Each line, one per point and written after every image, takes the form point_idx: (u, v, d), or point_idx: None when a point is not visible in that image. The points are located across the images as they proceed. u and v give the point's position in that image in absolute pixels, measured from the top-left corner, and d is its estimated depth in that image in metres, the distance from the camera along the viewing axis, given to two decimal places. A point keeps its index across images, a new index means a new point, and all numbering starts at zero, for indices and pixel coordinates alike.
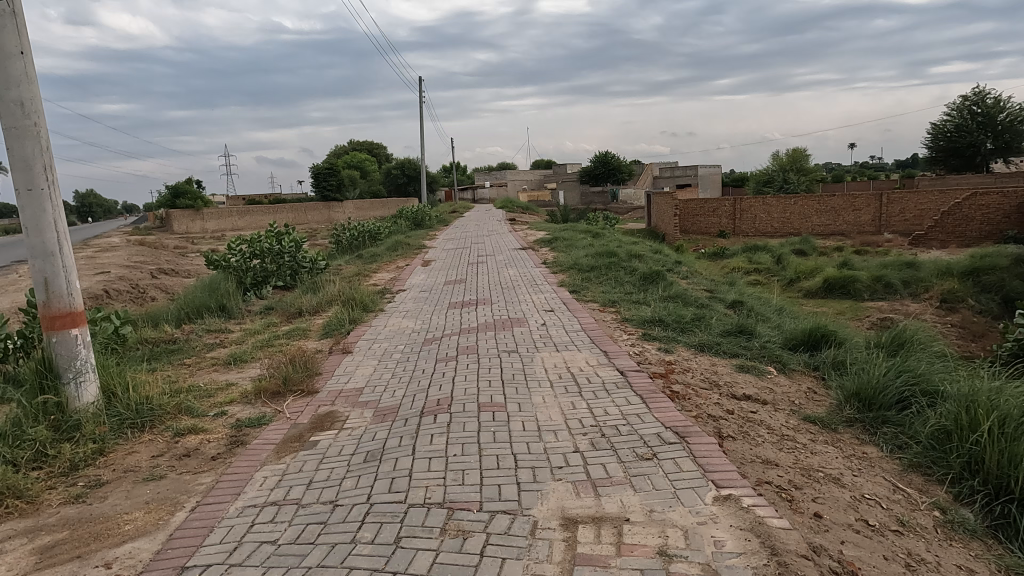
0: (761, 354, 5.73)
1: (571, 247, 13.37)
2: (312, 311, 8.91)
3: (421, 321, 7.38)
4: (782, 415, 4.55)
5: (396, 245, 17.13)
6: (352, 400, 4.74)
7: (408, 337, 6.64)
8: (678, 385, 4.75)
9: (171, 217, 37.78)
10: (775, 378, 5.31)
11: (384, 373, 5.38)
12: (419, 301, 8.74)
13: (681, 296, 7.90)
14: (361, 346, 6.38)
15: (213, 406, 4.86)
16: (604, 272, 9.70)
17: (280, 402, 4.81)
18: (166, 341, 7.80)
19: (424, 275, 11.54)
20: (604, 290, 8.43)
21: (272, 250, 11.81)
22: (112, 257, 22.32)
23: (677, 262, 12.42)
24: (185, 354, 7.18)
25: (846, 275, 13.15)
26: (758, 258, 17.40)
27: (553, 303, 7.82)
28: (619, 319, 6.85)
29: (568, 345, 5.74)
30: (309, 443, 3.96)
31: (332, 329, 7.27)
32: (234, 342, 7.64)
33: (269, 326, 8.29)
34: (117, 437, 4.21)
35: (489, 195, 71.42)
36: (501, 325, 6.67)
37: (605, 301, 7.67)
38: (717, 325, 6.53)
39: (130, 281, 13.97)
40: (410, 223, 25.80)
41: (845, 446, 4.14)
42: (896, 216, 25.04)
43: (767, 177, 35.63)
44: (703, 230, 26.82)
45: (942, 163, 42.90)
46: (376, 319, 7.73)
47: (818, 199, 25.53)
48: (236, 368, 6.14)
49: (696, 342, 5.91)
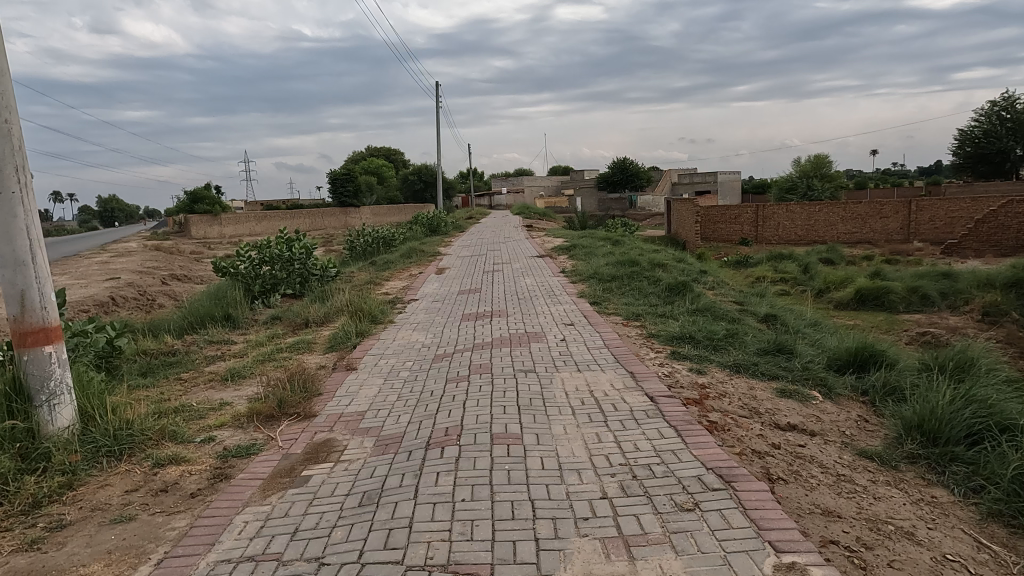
0: (804, 376, 5.19)
1: (590, 256, 12.87)
2: (320, 322, 8.51)
3: (433, 334, 6.93)
4: (834, 449, 4.03)
5: (410, 252, 16.79)
6: (353, 426, 4.29)
7: (417, 353, 6.18)
8: (715, 414, 4.24)
9: (189, 222, 37.88)
10: (821, 405, 4.78)
11: (389, 394, 4.91)
12: (431, 312, 8.32)
13: (711, 310, 7.37)
14: (366, 362, 5.95)
15: (201, 431, 4.42)
16: (626, 281, 9.22)
17: (273, 427, 4.36)
18: (166, 354, 7.43)
19: (438, 284, 11.16)
20: (627, 301, 7.95)
21: (281, 256, 11.47)
22: (125, 262, 22.26)
23: (702, 271, 11.90)
24: (183, 368, 6.79)
25: (880, 285, 12.54)
26: (784, 267, 16.77)
27: (574, 316, 7.33)
28: (645, 334, 6.35)
29: (590, 364, 5.25)
30: (299, 479, 3.51)
31: (337, 342, 6.84)
32: (236, 355, 7.24)
33: (274, 337, 7.89)
34: (91, 468, 3.78)
35: (506, 201, 71.14)
36: (517, 340, 6.19)
37: (629, 314, 7.18)
38: (753, 342, 6.00)
39: (139, 287, 13.75)
40: (426, 228, 25.50)
41: (911, 488, 3.60)
42: (925, 224, 24.28)
43: (789, 183, 34.89)
44: (724, 237, 26.22)
45: (970, 169, 41.94)
46: (385, 332, 7.29)
47: (844, 206, 24.86)
48: (234, 386, 5.72)
49: (731, 362, 5.39)
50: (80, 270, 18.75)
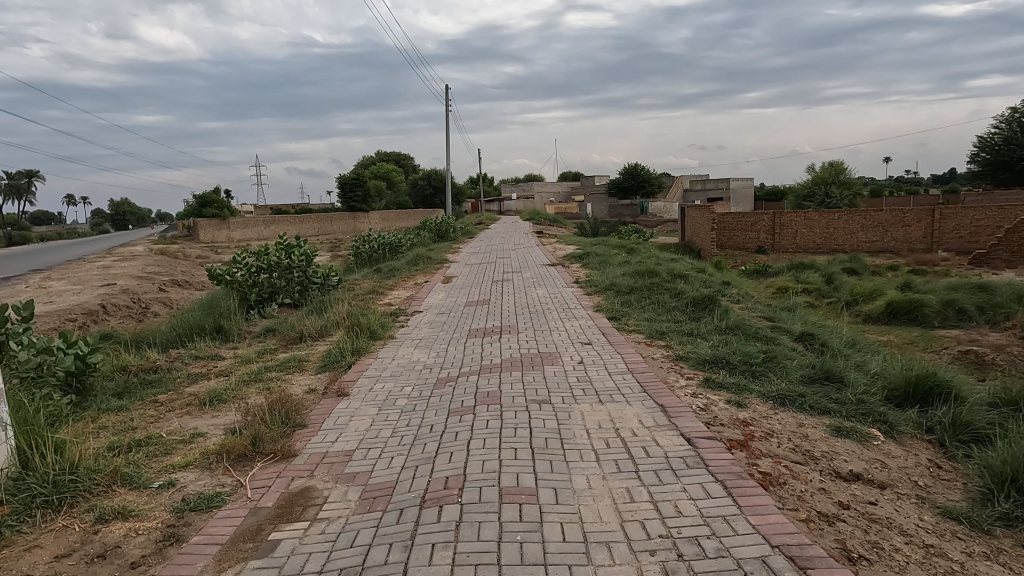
0: (860, 411, 4.50)
1: (604, 265, 12.21)
2: (316, 335, 7.89)
3: (437, 353, 6.29)
4: (910, 508, 3.36)
5: (417, 258, 16.19)
6: (338, 470, 3.64)
7: (418, 376, 5.54)
8: (766, 461, 3.58)
9: (197, 226, 37.35)
10: (884, 447, 4.11)
11: (382, 428, 4.28)
12: (436, 326, 7.69)
13: (743, 329, 6.67)
14: (360, 386, 5.31)
15: (161, 473, 3.78)
16: (646, 294, 8.57)
17: (245, 470, 3.72)
18: (146, 371, 6.83)
19: (444, 294, 10.54)
20: (648, 316, 7.30)
21: (280, 263, 10.86)
22: (127, 266, 21.85)
23: (724, 282, 11.21)
24: (162, 388, 6.18)
25: (913, 298, 11.80)
26: (806, 277, 16.05)
27: (592, 334, 6.66)
28: (672, 357, 5.68)
29: (613, 394, 4.59)
30: (265, 545, 2.88)
31: (331, 361, 6.20)
32: (221, 373, 6.62)
33: (264, 353, 7.27)
34: (20, 523, 3.15)
35: (516, 207, 70.57)
36: (529, 362, 5.54)
37: (652, 332, 6.52)
38: (796, 368, 5.32)
39: (133, 294, 13.20)
40: (434, 234, 24.92)
41: (1017, 563, 2.91)
42: (949, 233, 23.46)
43: (806, 191, 34.11)
44: (740, 244, 25.47)
45: (990, 177, 40.98)
46: (384, 349, 6.65)
47: (864, 214, 24.07)
48: (211, 412, 5.11)
49: (774, 393, 4.71)
50: (78, 274, 18.27)
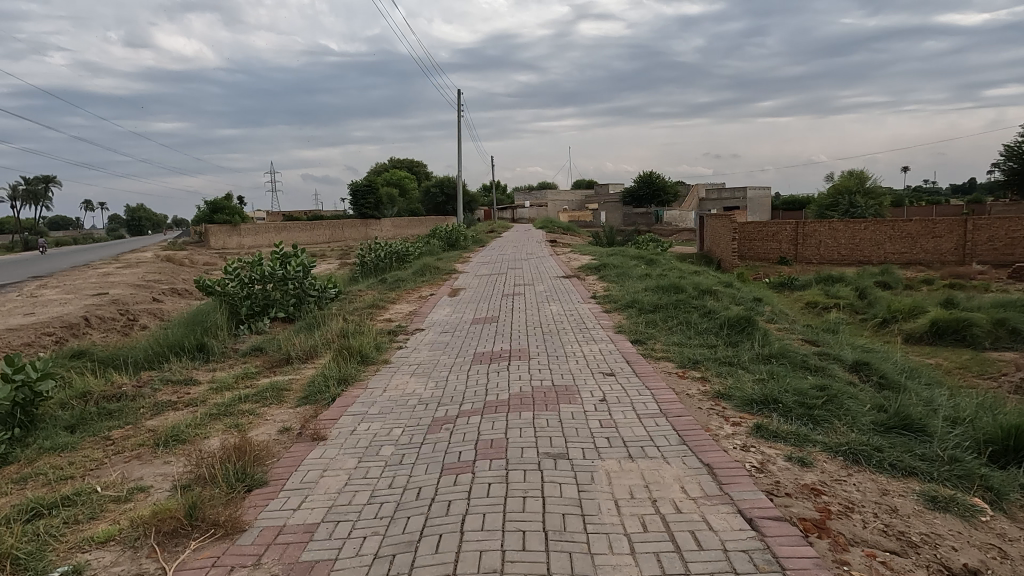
0: (954, 473, 3.59)
1: (624, 278, 11.36)
2: (304, 357, 7.05)
3: (434, 383, 5.45)
4: None
5: (424, 268, 15.37)
6: (291, 556, 2.80)
7: (411, 414, 4.69)
8: (856, 554, 2.69)
9: (208, 233, 36.96)
10: (998, 524, 3.19)
11: (358, 491, 3.42)
12: (437, 348, 6.86)
13: (789, 359, 5.76)
14: (342, 427, 4.47)
15: (70, 554, 2.96)
16: (671, 313, 7.70)
17: (175, 553, 2.89)
18: (109, 399, 6.04)
19: (449, 309, 9.72)
20: (677, 340, 6.43)
21: (275, 275, 10.01)
22: (129, 273, 21.21)
23: (754, 299, 10.29)
24: (120, 421, 5.39)
25: (960, 316, 10.80)
26: (837, 291, 15.08)
27: (615, 362, 5.77)
28: (710, 395, 4.79)
29: (645, 447, 3.73)
30: None
31: (313, 393, 5.39)
32: (191, 403, 5.81)
33: (244, 378, 6.47)
34: None
35: (529, 215, 69.83)
36: (542, 399, 4.68)
37: (684, 361, 5.65)
38: (864, 411, 4.40)
39: (122, 305, 12.49)
40: (445, 242, 24.13)
41: None
42: (982, 244, 22.38)
43: (828, 201, 33.01)
44: (761, 255, 24.39)
45: (1018, 187, 39.65)
46: (375, 378, 5.80)
47: (893, 224, 23.01)
48: (161, 458, 4.30)
49: (843, 446, 3.81)
50: (76, 283, 17.65)
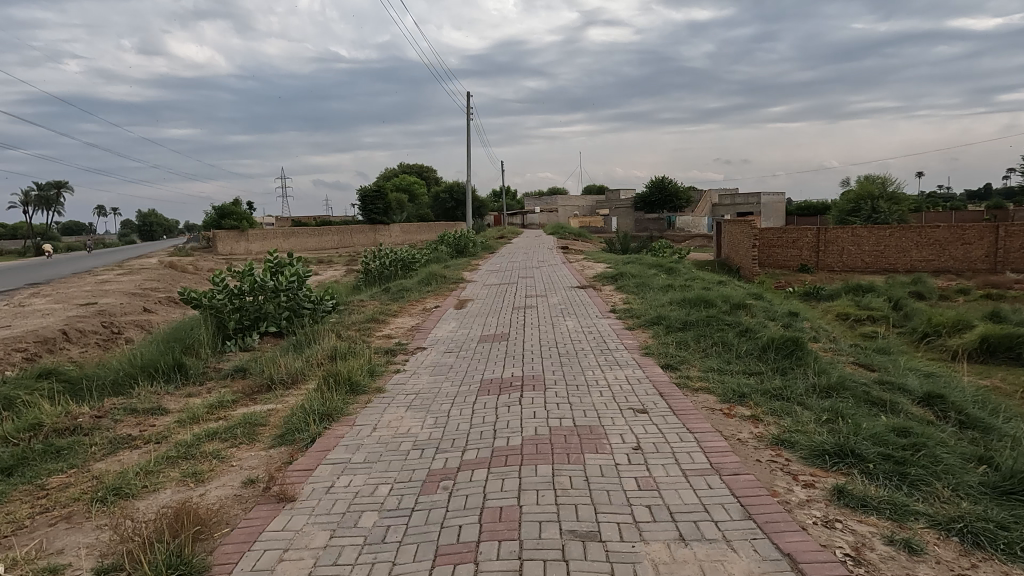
0: None
1: (644, 289, 10.48)
2: (289, 382, 6.23)
3: (433, 421, 4.59)
4: None
5: (430, 277, 14.52)
6: None
7: (403, 464, 3.83)
8: None
9: (215, 238, 36.31)
10: None
11: None
12: (438, 373, 6.01)
13: (852, 393, 4.86)
14: (317, 483, 3.63)
15: None
16: (704, 332, 6.81)
17: None
18: (60, 432, 5.24)
19: (454, 324, 8.89)
20: (716, 366, 5.55)
21: (265, 286, 9.17)
22: (128, 281, 20.54)
23: (789, 312, 9.38)
24: (64, 463, 4.56)
25: (1014, 331, 9.84)
26: (870, 301, 14.14)
27: (646, 395, 4.90)
28: (767, 441, 3.92)
29: (701, 523, 2.86)
30: None
31: (289, 432, 4.56)
32: (152, 440, 4.98)
33: (218, 407, 5.66)
34: None
35: (539, 221, 69.04)
36: (563, 448, 3.81)
37: (728, 394, 4.77)
38: (967, 468, 3.50)
39: (108, 316, 11.70)
40: (454, 249, 23.33)
41: None
42: (1015, 251, 21.49)
43: (849, 207, 31.98)
44: (782, 262, 23.30)
45: None
46: (364, 413, 4.95)
47: (919, 231, 22.00)
48: (90, 524, 3.45)
49: (957, 524, 2.92)
50: (71, 291, 16.98)
